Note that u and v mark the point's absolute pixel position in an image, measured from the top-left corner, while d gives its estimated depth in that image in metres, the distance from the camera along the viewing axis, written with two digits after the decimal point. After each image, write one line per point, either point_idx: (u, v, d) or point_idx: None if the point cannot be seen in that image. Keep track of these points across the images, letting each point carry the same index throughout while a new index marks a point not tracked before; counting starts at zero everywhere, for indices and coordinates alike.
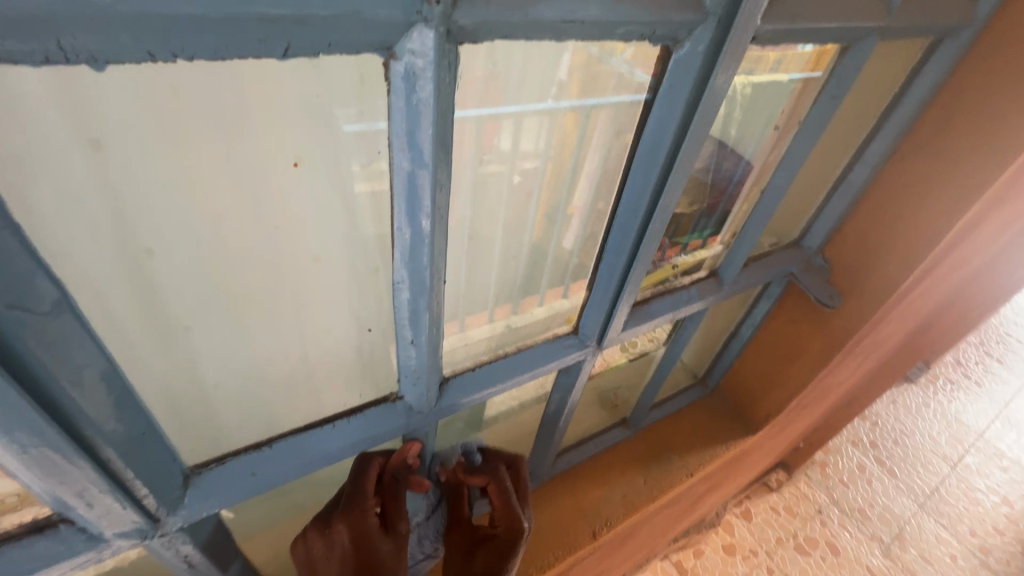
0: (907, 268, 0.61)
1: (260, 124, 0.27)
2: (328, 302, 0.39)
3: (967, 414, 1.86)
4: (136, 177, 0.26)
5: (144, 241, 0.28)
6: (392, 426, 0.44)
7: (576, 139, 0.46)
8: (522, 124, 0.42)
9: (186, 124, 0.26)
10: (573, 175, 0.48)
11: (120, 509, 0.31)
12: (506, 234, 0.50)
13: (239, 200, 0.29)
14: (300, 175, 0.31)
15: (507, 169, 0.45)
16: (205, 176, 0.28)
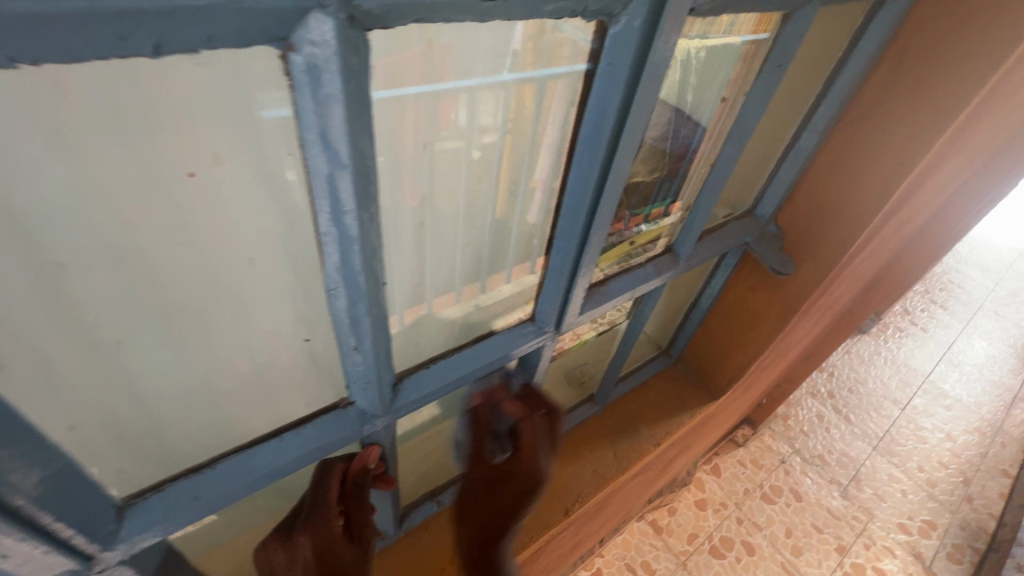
0: (853, 235, 0.62)
1: (175, 117, 0.22)
2: (282, 310, 0.33)
3: (914, 359, 1.97)
4: (29, 182, 0.21)
5: (54, 254, 0.23)
6: (347, 433, 0.38)
7: (534, 115, 0.40)
8: (476, 98, 0.36)
9: (77, 117, 0.20)
10: (533, 153, 0.43)
11: (45, 557, 0.26)
12: (465, 217, 0.44)
13: (161, 203, 0.24)
14: (232, 172, 0.25)
15: (464, 145, 0.39)
16: (116, 177, 0.22)
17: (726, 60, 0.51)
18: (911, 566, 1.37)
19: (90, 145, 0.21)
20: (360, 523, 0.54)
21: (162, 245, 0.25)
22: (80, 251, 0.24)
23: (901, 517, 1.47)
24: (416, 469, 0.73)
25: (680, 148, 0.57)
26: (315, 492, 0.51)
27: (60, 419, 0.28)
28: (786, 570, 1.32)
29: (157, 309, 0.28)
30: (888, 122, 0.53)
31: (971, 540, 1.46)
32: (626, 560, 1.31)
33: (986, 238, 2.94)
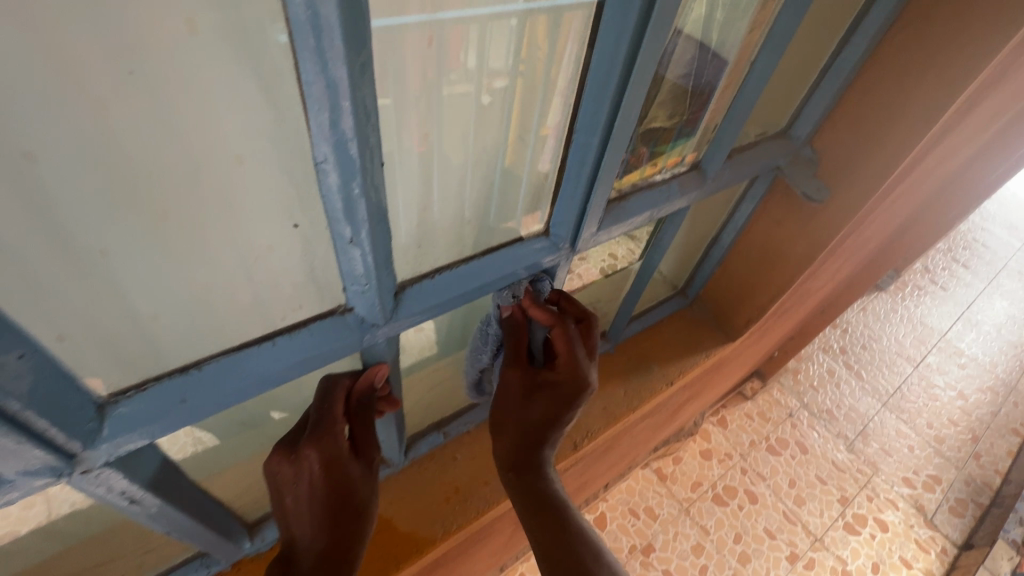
0: (905, 148, 0.60)
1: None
2: (271, 221, 0.32)
3: (931, 317, 1.91)
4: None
5: (17, 140, 0.21)
6: (348, 334, 0.42)
7: (547, 47, 0.38)
8: (487, 31, 0.35)
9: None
10: (546, 94, 0.41)
11: (25, 453, 0.30)
12: (474, 162, 0.43)
13: (129, 95, 0.22)
14: (203, 51, 0.23)
15: (473, 90, 0.37)
16: (76, 51, 0.20)
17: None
18: (913, 518, 1.37)
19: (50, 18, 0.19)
20: (366, 441, 0.53)
21: (137, 146, 0.24)
22: (40, 136, 0.22)
23: (907, 471, 1.46)
24: (422, 398, 0.71)
25: (701, 89, 0.57)
26: (319, 406, 0.49)
27: (23, 309, 0.26)
28: (788, 519, 1.32)
29: (136, 215, 0.27)
30: (951, 20, 0.51)
31: (975, 495, 1.45)
32: (630, 505, 1.31)
33: (1014, 199, 2.80)
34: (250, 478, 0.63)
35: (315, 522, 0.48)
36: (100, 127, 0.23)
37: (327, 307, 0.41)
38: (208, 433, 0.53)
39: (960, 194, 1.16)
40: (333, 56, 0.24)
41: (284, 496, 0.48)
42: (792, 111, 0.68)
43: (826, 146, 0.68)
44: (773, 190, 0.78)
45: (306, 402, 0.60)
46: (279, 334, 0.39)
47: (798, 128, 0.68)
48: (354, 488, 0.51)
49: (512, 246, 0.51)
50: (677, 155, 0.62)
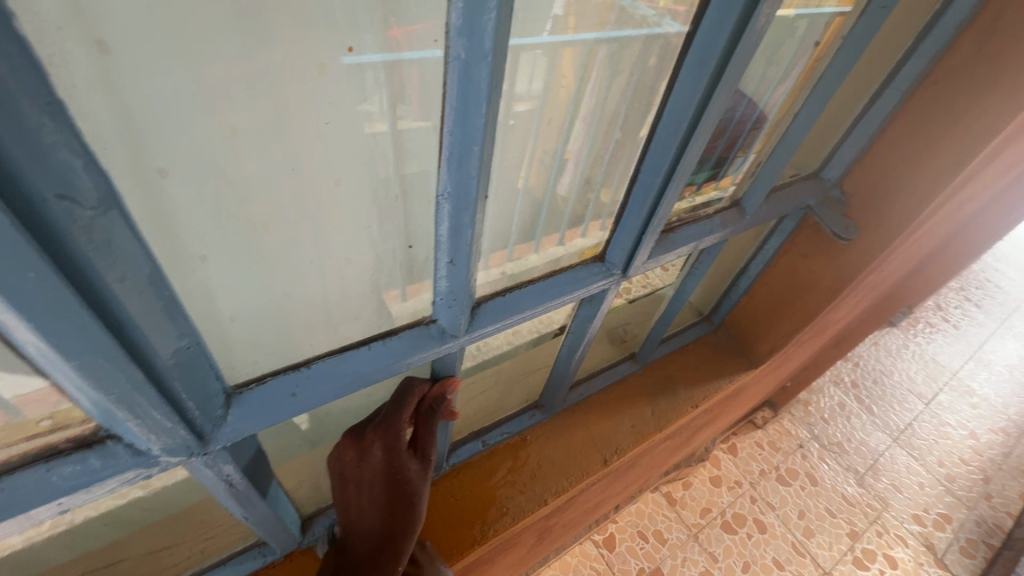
0: (932, 193, 0.65)
1: (281, 32, 0.28)
2: (348, 229, 0.40)
3: (942, 354, 1.94)
4: (143, 89, 0.25)
5: (156, 160, 0.28)
6: (427, 348, 0.49)
7: (573, 78, 0.44)
8: (530, 64, 0.40)
9: (202, 34, 0.26)
10: (569, 123, 0.48)
11: (167, 424, 0.36)
12: (507, 179, 0.48)
13: (258, 115, 0.30)
14: (322, 84, 0.31)
15: (507, 114, 0.43)
16: (220, 92, 0.28)
17: (786, 32, 0.54)
18: (922, 556, 1.38)
19: (205, 46, 0.26)
20: (426, 440, 0.58)
21: (244, 153, 0.31)
22: (173, 158, 0.29)
23: (916, 509, 1.47)
24: (467, 401, 0.77)
25: (724, 124, 0.59)
26: (393, 403, 0.53)
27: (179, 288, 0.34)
28: (797, 550, 1.34)
29: (232, 222, 0.34)
30: (973, 84, 0.57)
31: (987, 536, 1.46)
32: (639, 528, 1.33)
33: None
34: (309, 472, 0.67)
35: (373, 507, 0.55)
36: (219, 150, 0.30)
37: (414, 318, 0.50)
38: (285, 427, 0.58)
39: (977, 236, 1.20)
40: (468, 103, 0.32)
41: (348, 480, 0.54)
42: (822, 155, 0.74)
43: (854, 188, 0.73)
44: (802, 226, 0.82)
45: (367, 405, 0.64)
46: (371, 343, 0.47)
47: (828, 170, 0.74)
48: (409, 482, 0.56)
49: (568, 271, 0.58)
50: (698, 184, 0.65)
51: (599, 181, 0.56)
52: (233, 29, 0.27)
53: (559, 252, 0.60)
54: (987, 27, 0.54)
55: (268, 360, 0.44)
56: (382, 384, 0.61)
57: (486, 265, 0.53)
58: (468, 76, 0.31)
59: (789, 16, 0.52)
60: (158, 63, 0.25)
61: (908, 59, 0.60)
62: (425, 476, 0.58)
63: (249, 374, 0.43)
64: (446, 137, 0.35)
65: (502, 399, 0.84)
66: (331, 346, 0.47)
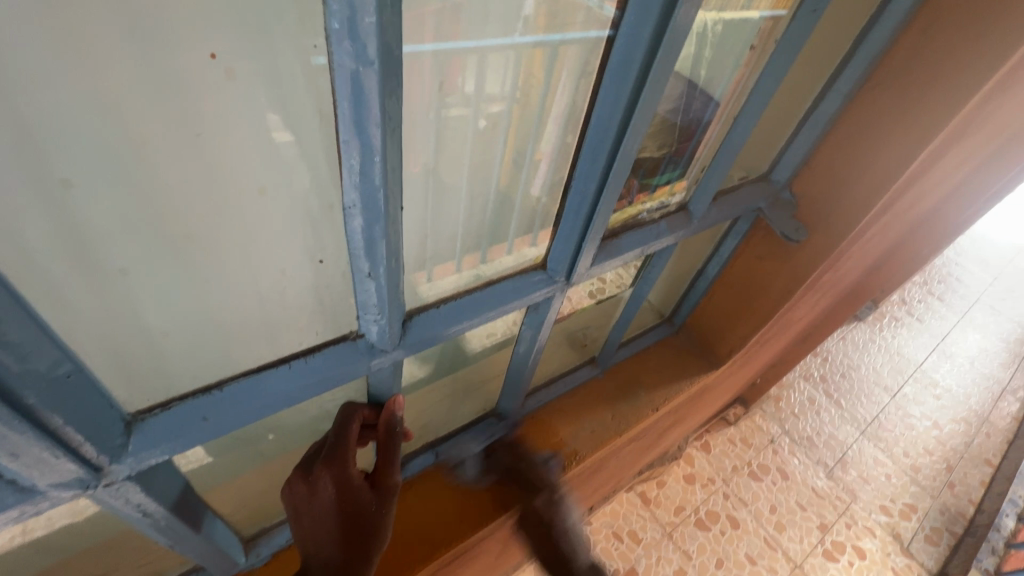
0: (877, 194, 0.65)
1: (186, 29, 0.25)
2: (280, 240, 0.38)
3: (907, 348, 1.99)
4: (37, 95, 0.23)
5: (60, 171, 0.26)
6: (354, 366, 0.47)
7: (541, 78, 0.44)
8: (486, 62, 0.39)
9: (98, 34, 0.23)
10: (539, 121, 0.47)
11: (52, 459, 0.33)
12: (472, 179, 0.47)
13: (170, 123, 0.27)
14: (242, 88, 0.28)
15: (472, 112, 0.42)
16: (124, 98, 0.25)
17: (748, 33, 0.55)
18: (890, 546, 1.40)
19: (100, 50, 0.24)
20: (382, 468, 0.55)
21: (164, 164, 0.29)
22: (80, 169, 0.26)
23: (883, 500, 1.50)
24: (419, 412, 0.75)
25: (690, 123, 0.61)
26: (337, 432, 0.52)
27: (66, 315, 0.31)
28: (769, 544, 1.35)
29: (152, 235, 0.31)
30: (909, 84, 0.57)
31: (950, 524, 1.49)
32: (613, 528, 1.33)
33: (986, 232, 2.92)
34: (251, 492, 0.64)
35: (331, 546, 0.50)
36: (135, 160, 0.28)
37: (338, 334, 0.47)
38: (218, 448, 0.55)
39: (936, 233, 1.23)
40: (365, 114, 0.30)
41: (302, 519, 0.51)
42: (772, 157, 0.74)
43: (803, 190, 0.73)
44: (756, 228, 0.82)
45: (310, 420, 0.61)
46: (292, 361, 0.44)
47: (778, 172, 0.74)
48: (365, 513, 0.52)
49: (510, 279, 0.57)
50: (667, 185, 0.66)
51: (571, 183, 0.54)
52: (135, 31, 0.24)
53: (531, 253, 0.59)
54: (928, 27, 0.54)
55: (187, 382, 0.41)
56: (324, 399, 0.59)
57: (431, 277, 0.52)
58: (358, 84, 0.29)
59: (755, 18, 0.54)
60: (42, 71, 0.23)
61: (849, 61, 0.60)
62: (385, 506, 0.55)
63: (154, 399, 0.40)
64: (347, 151, 0.32)
65: (456, 408, 0.81)
66: (250, 365, 0.44)
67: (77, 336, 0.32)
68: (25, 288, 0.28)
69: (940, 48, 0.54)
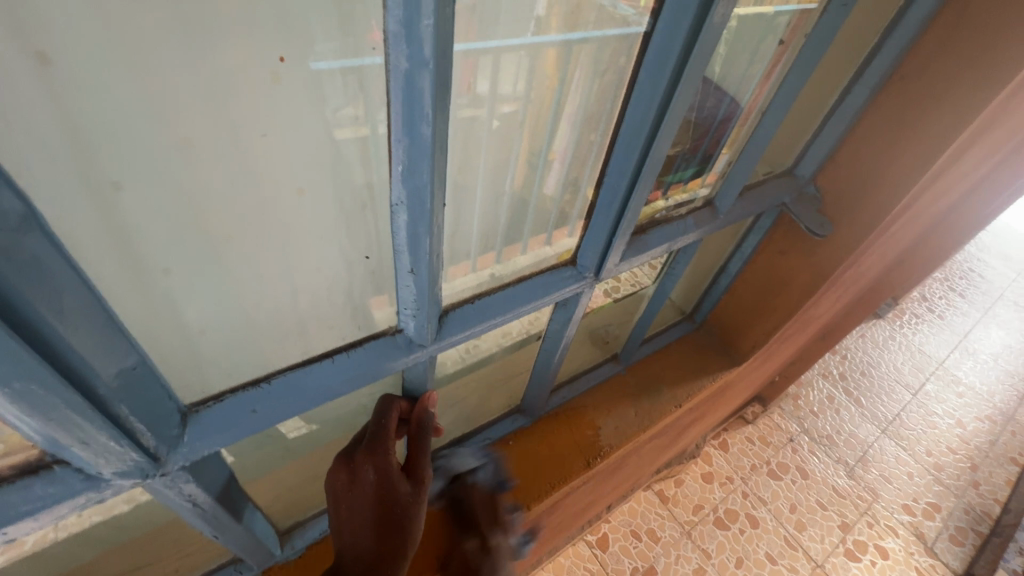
0: (904, 187, 0.65)
1: (231, 29, 0.26)
2: (316, 238, 0.39)
3: (928, 345, 1.96)
4: (89, 100, 0.24)
5: (108, 174, 0.27)
6: (393, 358, 0.47)
7: (557, 78, 0.44)
8: (500, 63, 0.40)
9: (148, 42, 0.24)
10: (554, 121, 0.48)
11: (117, 448, 0.34)
12: (487, 177, 0.48)
13: (211, 125, 0.29)
14: (277, 90, 0.29)
15: (484, 113, 0.42)
16: (169, 102, 0.26)
17: (767, 30, 0.55)
18: (913, 546, 1.39)
19: (151, 55, 0.25)
20: (419, 461, 0.56)
21: (202, 164, 0.30)
22: (127, 171, 0.28)
23: (906, 499, 1.48)
24: (446, 408, 0.76)
25: (705, 120, 0.60)
26: (377, 422, 0.53)
27: (126, 311, 0.33)
28: (790, 543, 1.34)
29: (195, 235, 0.33)
30: (939, 77, 0.57)
31: (975, 523, 1.47)
32: (632, 527, 1.33)
33: (1010, 226, 2.87)
34: (284, 485, 0.65)
35: (365, 535, 0.50)
36: (177, 162, 0.29)
37: (375, 330, 0.48)
38: (255, 442, 0.56)
39: (960, 228, 1.21)
40: (416, 113, 0.31)
41: (340, 507, 0.51)
42: (795, 152, 0.74)
43: (828, 185, 0.73)
44: (779, 223, 0.82)
45: (342, 415, 0.63)
46: (335, 356, 0.46)
47: (802, 166, 0.74)
48: (401, 506, 0.52)
49: (542, 275, 0.57)
50: (682, 182, 0.66)
51: (587, 181, 0.55)
52: (185, 38, 0.25)
53: (547, 252, 0.60)
54: (953, 18, 0.54)
55: (232, 376, 0.42)
56: (355, 394, 0.60)
57: (447, 278, 0.52)
58: (410, 83, 0.30)
59: (771, 14, 0.53)
60: (100, 76, 0.24)
61: (874, 56, 0.60)
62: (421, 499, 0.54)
63: (206, 391, 0.41)
64: (395, 147, 0.34)
65: (481, 404, 0.82)
66: (295, 359, 0.45)
67: (136, 330, 0.34)
68: (94, 282, 0.29)
69: (972, 39, 0.53)
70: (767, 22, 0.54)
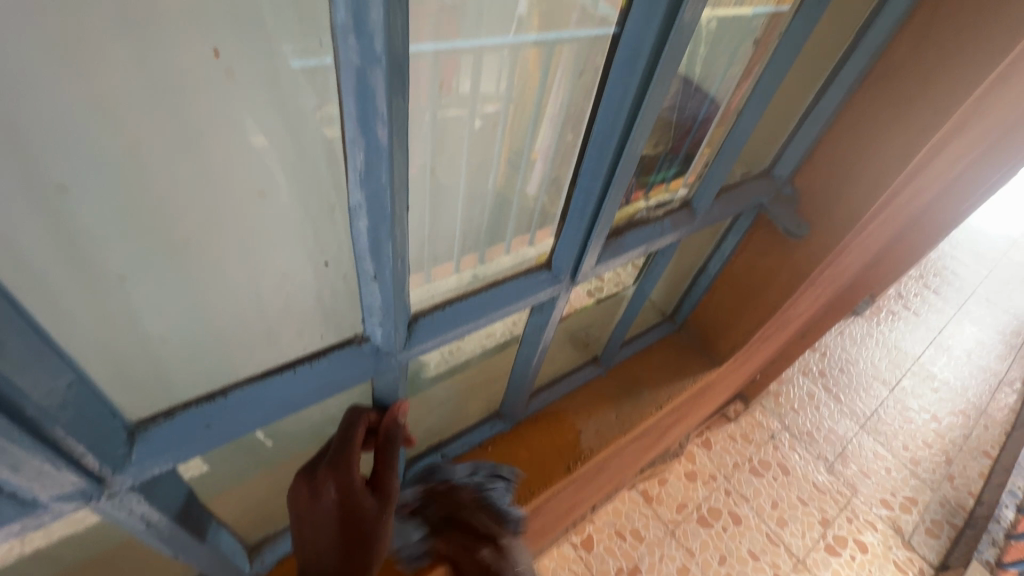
0: (880, 188, 0.65)
1: (181, 23, 0.24)
2: (286, 245, 0.37)
3: (904, 341, 1.99)
4: (24, 97, 0.22)
5: (55, 174, 0.25)
6: (360, 368, 0.46)
7: (538, 77, 0.43)
8: (481, 62, 0.39)
9: (88, 33, 0.22)
10: (537, 116, 0.46)
11: (54, 471, 0.32)
12: (470, 175, 0.46)
13: (168, 126, 0.26)
14: (237, 89, 0.27)
15: (467, 113, 0.41)
16: (119, 100, 0.24)
17: (745, 31, 0.54)
18: (890, 539, 1.40)
19: (96, 50, 0.23)
20: (386, 475, 0.53)
21: (159, 166, 0.27)
22: (76, 173, 0.25)
23: (884, 493, 1.50)
24: (422, 414, 0.74)
25: (686, 121, 0.60)
26: (343, 435, 0.51)
27: (66, 326, 0.30)
28: (771, 540, 1.34)
29: (154, 243, 0.30)
30: (913, 76, 0.57)
31: (950, 516, 1.49)
32: (616, 527, 1.32)
33: (980, 224, 2.93)
34: (252, 499, 0.63)
35: (330, 551, 0.49)
36: (132, 162, 0.27)
37: (342, 338, 0.46)
38: (218, 456, 0.53)
39: (935, 226, 1.23)
40: (374, 117, 0.29)
41: (304, 523, 0.50)
42: (773, 153, 0.73)
43: (805, 186, 0.73)
44: (758, 224, 0.82)
45: (312, 426, 0.60)
46: (298, 366, 0.43)
47: (780, 167, 0.73)
48: (367, 522, 0.50)
49: (517, 279, 0.56)
50: (664, 182, 0.65)
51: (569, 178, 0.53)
52: (127, 31, 0.23)
53: (530, 252, 0.58)
54: (927, 23, 0.54)
55: (185, 392, 0.39)
56: (325, 404, 0.58)
57: (429, 279, 0.50)
58: (364, 81, 0.28)
59: (750, 16, 0.53)
60: (29, 70, 0.22)
61: (851, 55, 0.59)
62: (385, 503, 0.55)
63: (156, 407, 0.38)
64: (353, 151, 0.32)
65: (460, 409, 0.80)
66: (256, 371, 0.42)
67: (74, 347, 0.31)
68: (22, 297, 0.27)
69: (946, 39, 0.53)
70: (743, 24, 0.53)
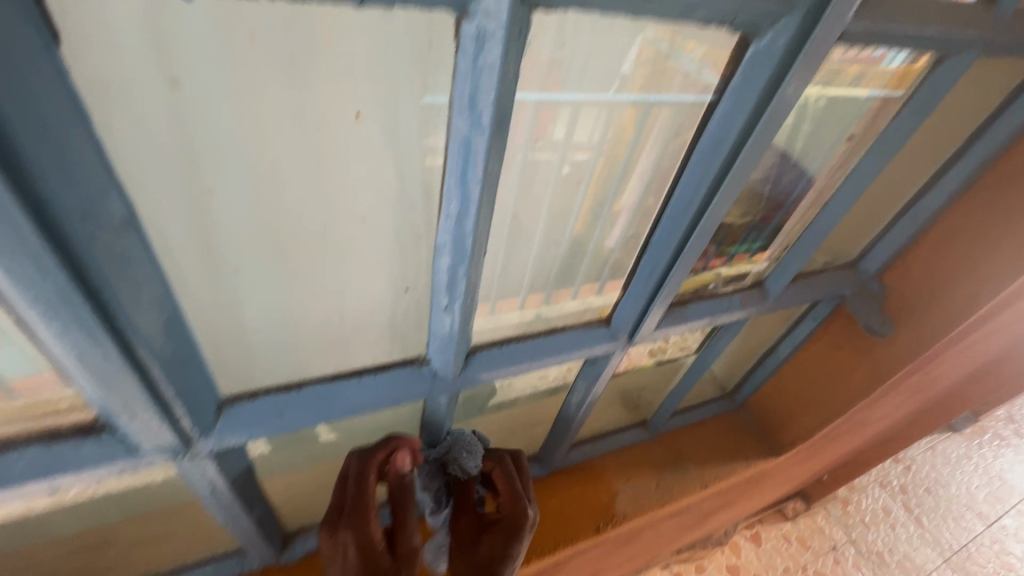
0: (986, 296, 0.61)
1: (324, 72, 0.30)
2: (372, 262, 0.42)
3: (1013, 473, 1.72)
4: (204, 116, 0.28)
5: (207, 180, 0.31)
6: (417, 388, 0.49)
7: (632, 134, 0.45)
8: (579, 115, 0.42)
9: (256, 72, 0.28)
10: (625, 171, 0.48)
11: (158, 426, 0.37)
12: (548, 222, 0.50)
13: (300, 150, 0.32)
14: (362, 127, 0.33)
15: (558, 157, 0.44)
16: (268, 123, 0.30)
17: (853, 111, 0.53)
18: None
19: (254, 85, 0.29)
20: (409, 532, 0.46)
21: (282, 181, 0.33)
22: (221, 180, 0.32)
23: None
24: None
25: (780, 196, 0.60)
26: (356, 480, 0.45)
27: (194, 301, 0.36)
28: None
29: (270, 243, 0.36)
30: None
31: None
32: None
33: None
34: (300, 488, 0.68)
35: None
36: (267, 175, 0.33)
37: (406, 356, 0.50)
38: (277, 441, 0.59)
39: None
40: (470, 174, 0.33)
41: None
42: (862, 245, 0.70)
43: (894, 284, 0.69)
44: (837, 314, 0.78)
45: (364, 433, 0.65)
46: (364, 374, 0.47)
47: (867, 261, 0.70)
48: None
49: (573, 330, 0.57)
50: (748, 252, 0.65)
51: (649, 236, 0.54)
52: (283, 74, 0.29)
53: (597, 300, 0.60)
54: None
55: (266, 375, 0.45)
56: (377, 414, 0.62)
57: (494, 310, 0.54)
58: (468, 147, 0.32)
59: (862, 97, 0.51)
60: (208, 96, 0.28)
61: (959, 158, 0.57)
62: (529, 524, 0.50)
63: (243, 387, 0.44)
64: (450, 200, 0.36)
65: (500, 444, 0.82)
66: (329, 370, 0.47)
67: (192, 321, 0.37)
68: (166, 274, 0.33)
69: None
70: (853, 105, 0.52)
